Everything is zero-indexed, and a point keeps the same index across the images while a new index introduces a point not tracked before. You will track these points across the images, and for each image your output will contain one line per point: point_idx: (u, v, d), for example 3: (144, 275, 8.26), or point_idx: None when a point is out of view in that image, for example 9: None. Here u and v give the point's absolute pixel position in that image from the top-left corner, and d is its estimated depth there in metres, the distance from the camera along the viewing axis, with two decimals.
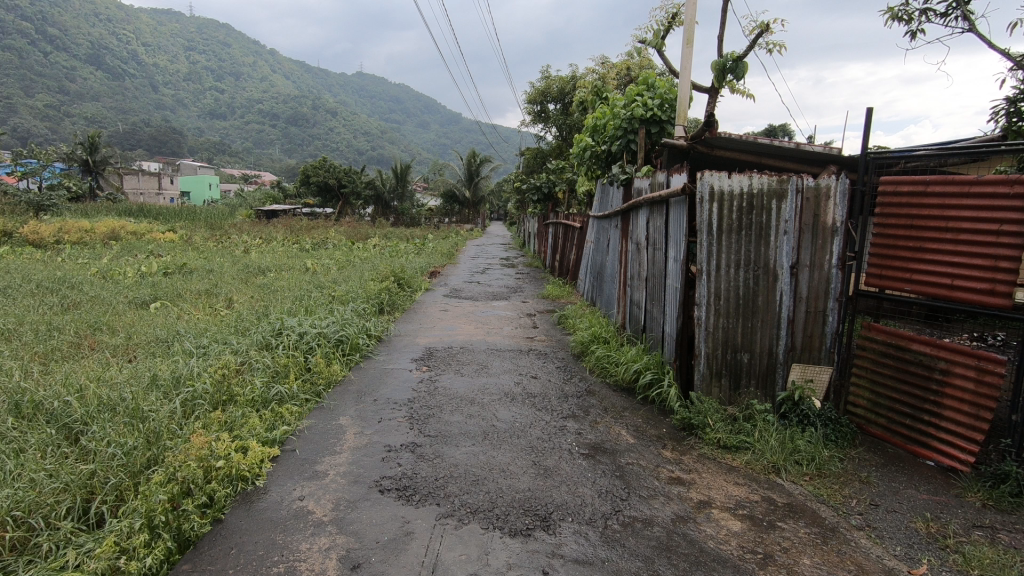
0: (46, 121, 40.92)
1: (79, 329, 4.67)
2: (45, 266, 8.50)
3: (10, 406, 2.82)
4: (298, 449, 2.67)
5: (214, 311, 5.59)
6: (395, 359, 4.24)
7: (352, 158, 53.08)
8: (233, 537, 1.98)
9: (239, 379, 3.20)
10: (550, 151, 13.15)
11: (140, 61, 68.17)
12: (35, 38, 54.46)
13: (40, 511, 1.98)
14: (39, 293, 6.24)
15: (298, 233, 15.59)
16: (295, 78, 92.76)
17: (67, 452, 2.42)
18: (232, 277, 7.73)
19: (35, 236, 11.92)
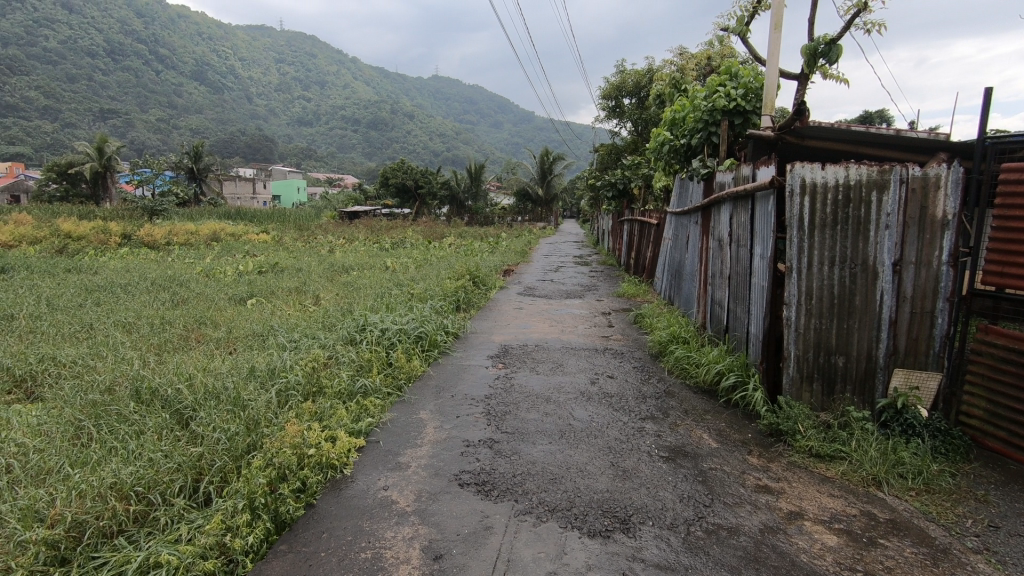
0: (157, 134, 45.09)
1: (187, 323, 5.12)
2: (159, 266, 9.36)
3: (131, 392, 3.14)
4: (381, 440, 2.78)
5: (303, 308, 5.93)
6: (471, 356, 4.32)
7: (428, 159, 54.51)
8: (325, 522, 2.08)
9: (327, 371, 3.38)
10: (625, 146, 12.87)
11: (237, 75, 73.60)
12: (149, 59, 60.27)
13: (157, 488, 2.19)
14: (153, 290, 6.90)
15: (378, 233, 16.22)
16: (375, 84, 96.60)
17: (179, 435, 2.66)
18: (319, 276, 8.17)
19: (149, 238, 13.12)
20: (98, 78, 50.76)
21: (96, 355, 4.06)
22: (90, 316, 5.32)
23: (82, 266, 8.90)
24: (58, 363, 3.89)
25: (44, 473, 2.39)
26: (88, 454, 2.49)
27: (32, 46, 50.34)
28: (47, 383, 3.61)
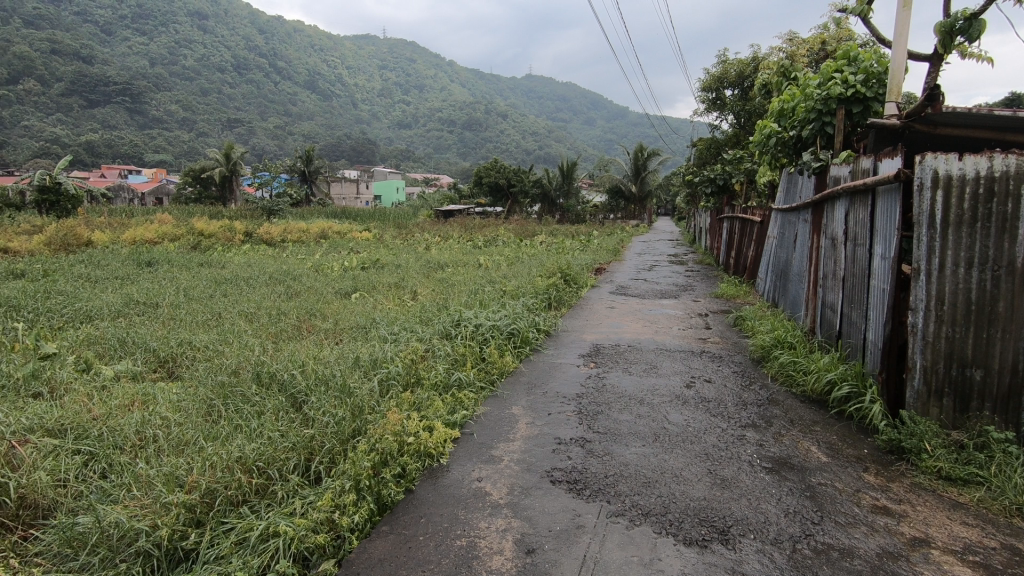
0: (275, 140, 49.12)
1: (299, 314, 5.55)
2: (275, 261, 10.21)
3: (253, 375, 3.47)
4: (475, 433, 2.86)
5: (402, 302, 6.22)
6: (563, 354, 4.33)
7: (520, 157, 55.06)
8: (422, 508, 2.18)
9: (425, 364, 3.53)
10: (726, 140, 12.27)
11: (344, 83, 78.43)
12: (268, 71, 65.75)
13: (275, 464, 2.40)
14: (270, 283, 7.53)
15: (471, 231, 16.63)
16: (470, 86, 99.08)
17: (294, 416, 2.90)
18: (416, 272, 8.52)
19: (267, 236, 14.34)
20: (227, 91, 56.16)
21: (224, 341, 4.52)
22: (219, 306, 5.92)
23: (212, 260, 9.91)
24: (194, 347, 4.37)
25: (183, 444, 2.70)
26: (218, 430, 2.78)
27: (174, 65, 56.68)
28: (185, 364, 4.07)
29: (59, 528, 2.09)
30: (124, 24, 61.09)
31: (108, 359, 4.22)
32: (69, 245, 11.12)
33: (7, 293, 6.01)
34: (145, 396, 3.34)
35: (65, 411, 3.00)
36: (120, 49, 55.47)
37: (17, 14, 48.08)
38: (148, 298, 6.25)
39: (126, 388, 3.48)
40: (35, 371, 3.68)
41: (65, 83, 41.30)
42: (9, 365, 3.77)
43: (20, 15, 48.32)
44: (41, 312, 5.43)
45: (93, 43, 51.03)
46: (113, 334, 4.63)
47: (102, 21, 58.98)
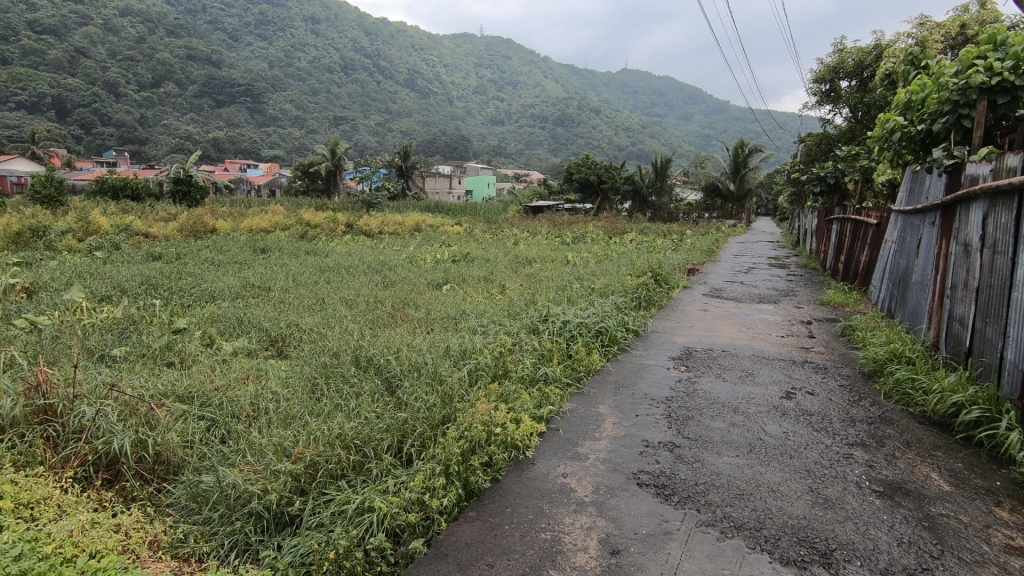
0: (376, 137, 51.68)
1: (395, 303, 5.83)
2: (374, 251, 10.78)
3: (353, 358, 3.69)
4: (561, 429, 2.86)
5: (490, 295, 6.35)
6: (652, 355, 4.23)
7: (612, 153, 54.12)
8: (508, 498, 2.22)
9: (513, 357, 3.57)
10: (840, 135, 11.36)
11: (441, 81, 80.92)
12: (372, 71, 69.20)
13: (371, 443, 2.54)
14: (369, 272, 7.97)
15: (560, 227, 16.62)
16: (564, 81, 98.71)
17: (388, 400, 3.05)
18: (505, 267, 8.66)
19: (367, 227, 15.13)
20: (334, 91, 59.76)
21: (327, 324, 4.84)
22: (323, 292, 6.34)
23: (317, 249, 10.62)
24: (300, 329, 4.71)
25: (290, 418, 2.92)
26: (321, 407, 2.99)
27: (289, 67, 61.10)
28: (293, 344, 4.41)
29: (187, 484, 2.36)
30: (249, 30, 66.69)
31: (228, 336, 4.65)
32: (197, 232, 12.35)
33: (148, 273, 6.78)
34: (258, 371, 3.65)
35: (192, 380, 3.35)
36: (244, 54, 60.65)
37: (162, 25, 53.84)
38: (262, 282, 6.81)
39: (243, 363, 3.83)
40: (169, 343, 4.14)
41: (198, 86, 45.78)
42: (149, 337, 4.26)
43: (165, 26, 54.13)
44: (174, 291, 6.08)
45: (222, 49, 56.16)
46: (232, 313, 5.10)
47: (230, 29, 64.76)
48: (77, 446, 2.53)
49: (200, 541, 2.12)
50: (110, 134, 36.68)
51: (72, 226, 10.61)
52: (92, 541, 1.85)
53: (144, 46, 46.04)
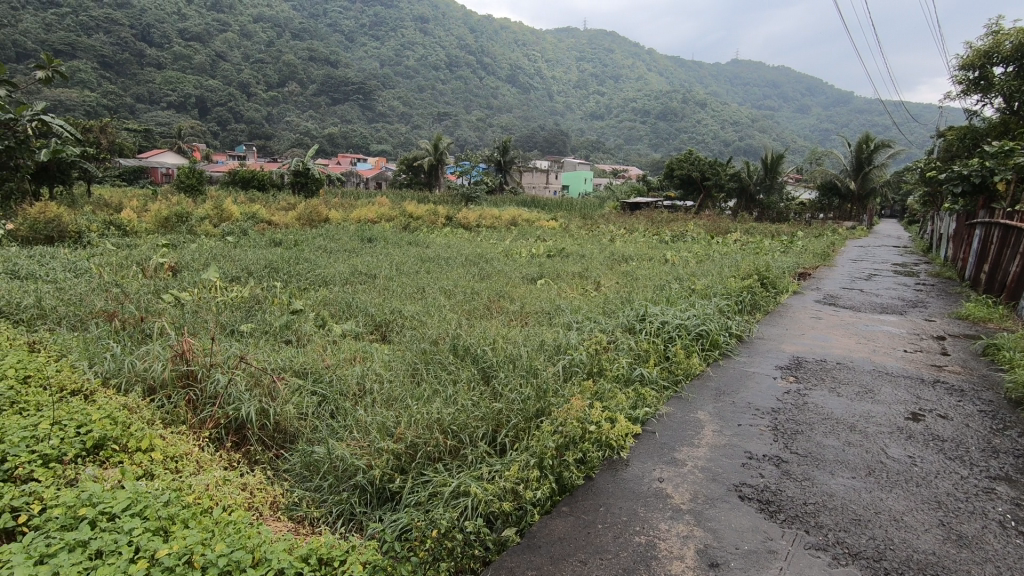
0: (477, 132, 52.89)
1: (491, 295, 5.95)
2: (472, 244, 11.08)
3: (451, 347, 3.82)
4: (657, 432, 2.79)
5: (585, 292, 6.31)
6: (756, 362, 4.00)
7: (717, 148, 51.60)
8: (601, 497, 2.21)
9: (609, 355, 3.52)
10: (989, 129, 10.06)
11: (542, 76, 81.22)
12: (476, 68, 70.87)
13: (466, 429, 2.61)
14: (467, 264, 8.19)
15: (659, 225, 16.13)
16: (668, 74, 95.43)
17: (484, 389, 3.13)
18: (601, 263, 8.55)
19: (465, 220, 15.55)
20: (439, 88, 61.83)
21: (427, 312, 5.04)
22: (424, 281, 6.61)
23: (419, 240, 11.08)
24: (403, 316, 4.94)
25: (392, 400, 3.08)
26: (421, 391, 3.12)
27: (398, 66, 64.05)
28: (395, 330, 4.64)
29: (301, 453, 2.57)
30: (364, 31, 70.61)
31: (338, 318, 4.98)
32: (312, 221, 13.31)
33: (271, 258, 7.41)
34: (364, 353, 3.88)
35: (307, 357, 3.63)
36: (358, 54, 64.32)
37: (288, 29, 58.33)
38: (369, 270, 7.22)
39: (350, 345, 4.08)
40: (287, 323, 4.51)
41: (317, 85, 49.21)
42: (271, 316, 4.66)
43: (291, 30, 58.68)
44: (293, 275, 6.60)
45: (339, 50, 59.93)
46: (342, 298, 5.45)
47: (348, 30, 69.04)
48: (212, 410, 2.84)
49: (311, 506, 2.31)
50: (241, 130, 40.39)
51: (209, 213, 11.82)
52: (224, 495, 2.06)
53: (273, 50, 50.15)
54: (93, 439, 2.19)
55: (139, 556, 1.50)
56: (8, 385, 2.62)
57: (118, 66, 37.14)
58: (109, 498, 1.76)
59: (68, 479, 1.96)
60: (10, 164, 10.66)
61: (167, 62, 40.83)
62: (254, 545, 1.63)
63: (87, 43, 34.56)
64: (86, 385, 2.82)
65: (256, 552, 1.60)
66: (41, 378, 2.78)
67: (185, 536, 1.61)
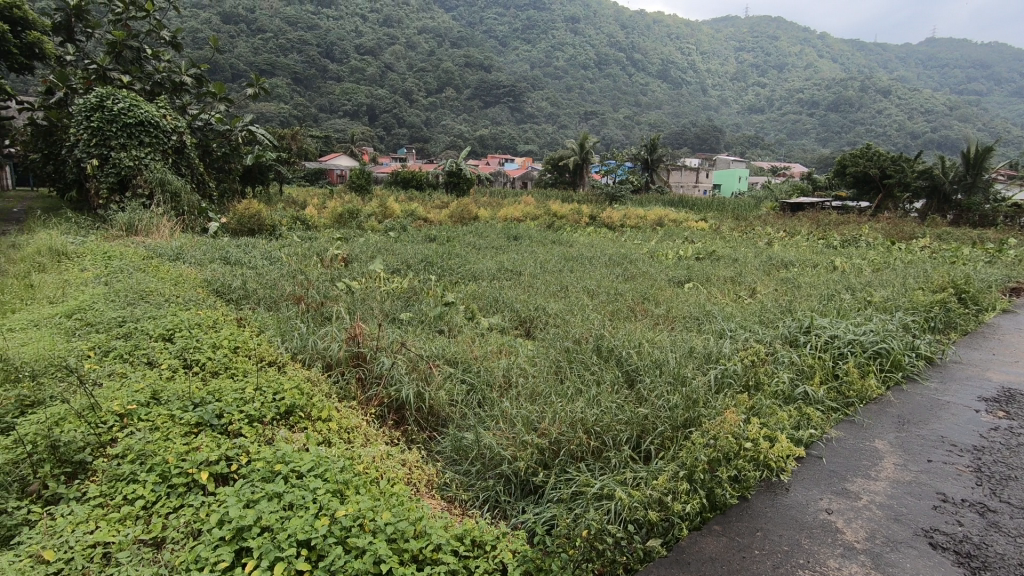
0: (624, 130, 51.94)
1: (635, 296, 5.81)
2: (615, 244, 10.93)
3: (595, 347, 3.80)
4: (824, 457, 2.52)
5: (737, 298, 5.90)
6: (951, 390, 3.42)
7: (904, 141, 45.13)
8: (758, 521, 2.06)
9: (767, 368, 3.24)
10: None
11: (696, 70, 77.43)
12: (625, 65, 69.73)
13: (610, 432, 2.58)
14: (611, 264, 8.10)
15: (826, 227, 14.55)
16: (844, 60, 85.52)
17: (628, 393, 3.07)
18: (756, 268, 7.93)
19: (609, 220, 15.39)
20: (587, 87, 61.71)
21: (571, 311, 5.07)
22: (568, 280, 6.66)
23: (563, 239, 11.18)
24: (547, 313, 5.02)
25: (536, 395, 3.14)
26: (565, 389, 3.14)
27: (548, 67, 65.17)
28: (539, 326, 4.73)
29: (452, 438, 2.73)
30: (517, 36, 72.76)
31: (486, 313, 5.20)
32: (463, 219, 14.06)
33: (427, 253, 7.97)
34: (510, 347, 4.00)
35: (457, 347, 3.83)
36: (511, 58, 66.57)
37: (448, 38, 62.11)
38: (515, 266, 7.45)
39: (496, 338, 4.24)
40: (440, 314, 4.81)
41: (472, 90, 51.84)
42: (427, 306, 5.01)
43: (450, 39, 62.47)
44: (445, 269, 7.03)
45: (493, 54, 62.39)
46: (490, 293, 5.69)
47: (502, 36, 71.76)
48: (377, 390, 3.13)
49: (460, 488, 2.43)
50: (404, 134, 43.90)
51: (375, 211, 13.02)
52: (388, 468, 2.25)
53: (433, 59, 53.78)
54: (285, 405, 2.53)
55: (323, 512, 1.70)
56: (223, 353, 3.13)
57: (306, 81, 42.35)
58: (297, 458, 2.01)
59: (266, 437, 2.29)
60: (225, 168, 12.69)
61: (344, 75, 45.67)
62: (416, 518, 1.76)
63: (284, 62, 39.82)
64: (279, 357, 3.26)
65: (418, 525, 1.73)
66: (247, 349, 3.27)
67: (358, 502, 1.79)
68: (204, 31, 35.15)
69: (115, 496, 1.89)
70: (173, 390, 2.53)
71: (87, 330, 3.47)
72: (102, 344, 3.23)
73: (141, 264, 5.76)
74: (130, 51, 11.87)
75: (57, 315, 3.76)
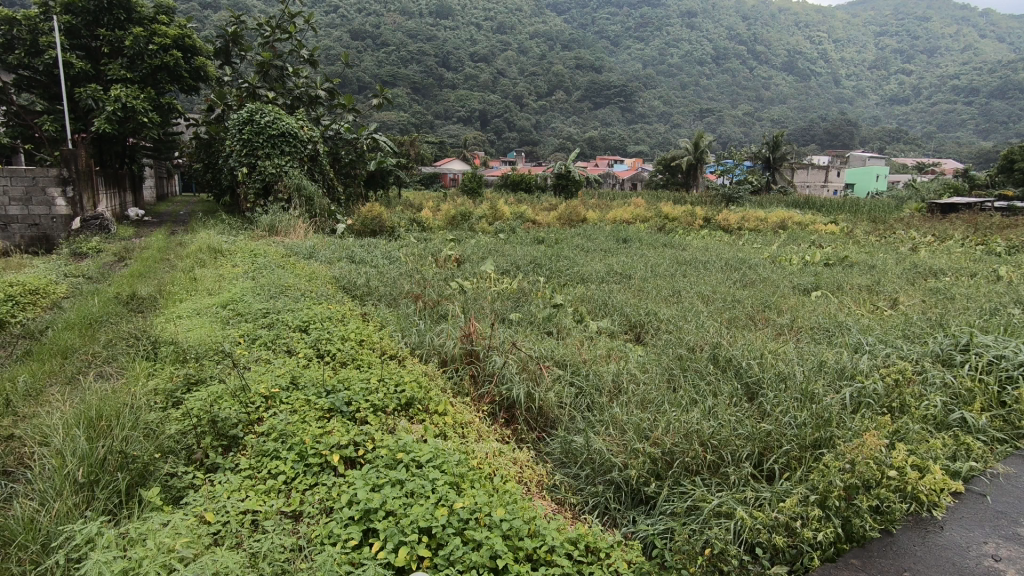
0: (743, 127, 48.99)
1: (755, 304, 5.46)
2: (732, 247, 10.33)
3: (710, 356, 3.62)
4: (988, 495, 2.22)
5: (875, 310, 5.33)
6: None
7: None
8: (906, 559, 1.87)
9: (914, 389, 2.90)
10: None
11: (827, 59, 71.22)
12: (746, 58, 65.84)
13: (728, 447, 2.43)
14: (727, 269, 7.67)
15: (987, 231, 12.70)
16: (1014, 38, 74.20)
17: (748, 407, 2.88)
18: (898, 276, 7.11)
19: (725, 223, 14.59)
20: (703, 83, 59.02)
21: (685, 317, 4.87)
22: (681, 285, 6.40)
23: (675, 241, 10.78)
24: (659, 319, 4.86)
25: (648, 402, 3.05)
26: (679, 399, 3.02)
27: (662, 65, 63.26)
28: (650, 332, 4.60)
29: (561, 440, 2.73)
30: (629, 34, 71.26)
31: (595, 316, 5.15)
32: (572, 221, 14.03)
33: (536, 254, 8.06)
34: (620, 352, 3.92)
35: (566, 349, 3.82)
36: (623, 57, 65.49)
37: (560, 41, 62.36)
38: (624, 270, 7.30)
39: (605, 342, 4.17)
40: (549, 315, 4.83)
41: (582, 91, 51.65)
42: (536, 308, 5.06)
43: (562, 42, 62.70)
44: (554, 271, 7.06)
45: (604, 55, 61.78)
46: (599, 296, 5.62)
47: (614, 35, 70.85)
48: (489, 388, 3.20)
49: (569, 492, 2.43)
50: (514, 138, 44.73)
51: (486, 213, 13.39)
52: (501, 466, 2.30)
53: (545, 63, 54.29)
54: (405, 397, 2.67)
55: (442, 503, 1.77)
56: (350, 345, 3.38)
57: (424, 89, 44.53)
58: (418, 449, 2.11)
59: (389, 427, 2.43)
60: (352, 173, 13.70)
61: (459, 83, 47.44)
62: (530, 518, 1.78)
63: (405, 73, 42.16)
64: (399, 351, 3.45)
65: (531, 524, 1.75)
66: (371, 342, 3.49)
67: (474, 496, 1.84)
68: (336, 48, 38.15)
69: (261, 470, 2.10)
70: (309, 377, 2.78)
71: (238, 320, 3.91)
72: (251, 332, 3.62)
73: (281, 261, 6.39)
74: (275, 69, 13.21)
75: (215, 305, 4.28)
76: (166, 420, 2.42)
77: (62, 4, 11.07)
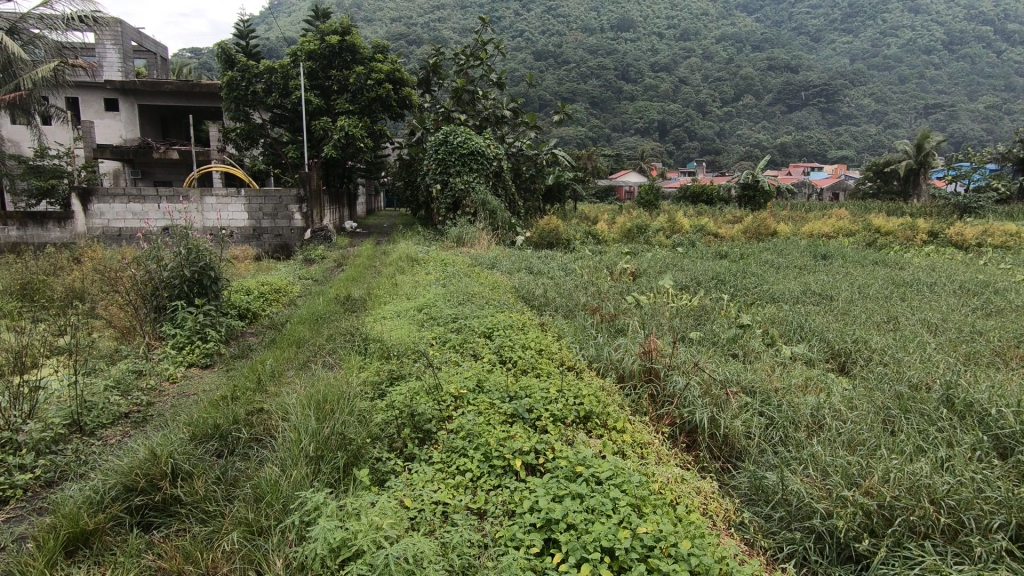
0: (986, 122, 40.56)
1: (1003, 337, 4.45)
2: (968, 268, 8.56)
3: (942, 398, 3.03)
4: None
5: None
6: None
7: None
8: None
9: None
10: None
11: None
12: (992, 40, 54.69)
13: (973, 511, 2.00)
14: (963, 294, 6.39)
15: None
16: None
17: (999, 465, 2.35)
18: None
19: (958, 238, 12.18)
20: (930, 74, 50.34)
21: (904, 348, 4.16)
22: (897, 310, 5.49)
23: (889, 259, 9.28)
24: (869, 348, 4.22)
25: (858, 443, 2.66)
26: (902, 444, 2.57)
27: (875, 58, 55.49)
28: (858, 362, 4.02)
29: (750, 475, 2.50)
30: (834, 27, 63.75)
31: (789, 340, 4.64)
32: (759, 234, 12.91)
33: (719, 270, 7.57)
34: (821, 383, 3.47)
35: (756, 375, 3.50)
36: (826, 53, 58.81)
37: (752, 42, 58.13)
38: (824, 289, 6.50)
39: (802, 370, 3.74)
40: (735, 336, 4.48)
41: (774, 94, 47.60)
42: (720, 327, 4.73)
43: (754, 42, 58.44)
44: (739, 288, 6.55)
45: (802, 52, 56.17)
46: (793, 318, 5.07)
47: (815, 30, 64.13)
48: (669, 409, 3.07)
49: (759, 533, 2.21)
50: (695, 148, 42.79)
51: (664, 225, 12.97)
52: (683, 494, 2.18)
53: (733, 66, 51.10)
54: (583, 410, 2.67)
55: (625, 524, 1.73)
56: (531, 353, 3.50)
57: (603, 103, 44.77)
58: (597, 464, 2.08)
59: (568, 438, 2.45)
60: (532, 187, 14.28)
61: (639, 93, 46.81)
62: (721, 558, 1.66)
63: (584, 87, 42.92)
64: (577, 363, 3.47)
65: (723, 564, 1.63)
66: (550, 352, 3.58)
67: (658, 522, 1.76)
68: (520, 70, 40.26)
69: (451, 465, 2.27)
70: (494, 381, 2.93)
71: (431, 323, 4.30)
72: (442, 334, 3.96)
73: (468, 270, 6.90)
74: (468, 93, 14.38)
75: (413, 309, 4.76)
76: (374, 410, 2.74)
77: (306, 53, 13.42)
